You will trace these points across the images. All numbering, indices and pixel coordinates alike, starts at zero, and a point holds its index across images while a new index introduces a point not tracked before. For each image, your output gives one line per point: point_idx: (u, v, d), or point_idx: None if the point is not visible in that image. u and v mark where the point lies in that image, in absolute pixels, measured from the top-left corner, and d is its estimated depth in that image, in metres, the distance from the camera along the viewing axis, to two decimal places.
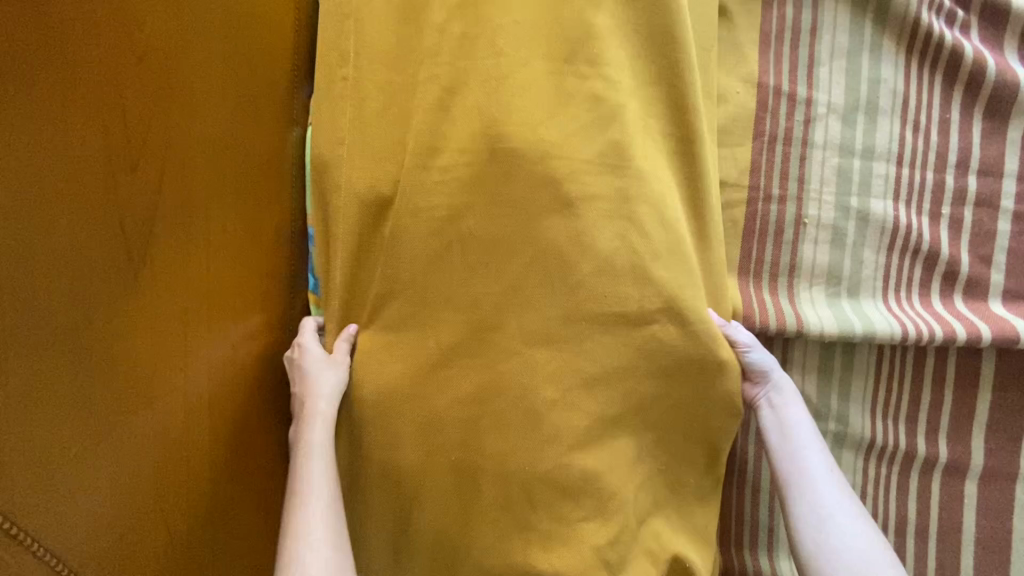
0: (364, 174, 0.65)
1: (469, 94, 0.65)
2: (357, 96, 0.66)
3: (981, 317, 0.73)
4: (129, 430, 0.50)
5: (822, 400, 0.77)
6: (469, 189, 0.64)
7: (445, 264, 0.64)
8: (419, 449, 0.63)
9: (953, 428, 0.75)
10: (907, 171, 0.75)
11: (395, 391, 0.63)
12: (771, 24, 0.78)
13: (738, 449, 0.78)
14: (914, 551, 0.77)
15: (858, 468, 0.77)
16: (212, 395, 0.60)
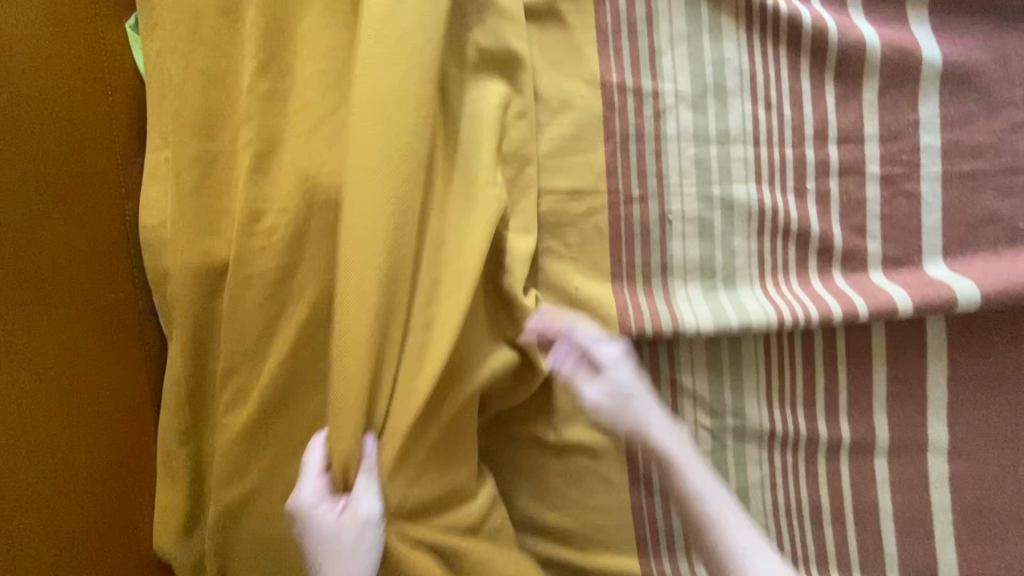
0: (194, 249, 0.64)
1: (285, 152, 0.64)
2: (179, 171, 0.65)
3: (859, 291, 0.69)
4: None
5: (716, 397, 0.75)
6: (297, 248, 0.63)
7: (285, 328, 0.63)
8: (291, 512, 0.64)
9: (853, 408, 0.72)
10: (766, 151, 0.72)
11: (260, 458, 0.64)
12: (607, 19, 0.74)
13: (640, 458, 0.75)
14: (833, 537, 0.74)
15: (763, 459, 0.75)
16: (78, 443, 0.63)
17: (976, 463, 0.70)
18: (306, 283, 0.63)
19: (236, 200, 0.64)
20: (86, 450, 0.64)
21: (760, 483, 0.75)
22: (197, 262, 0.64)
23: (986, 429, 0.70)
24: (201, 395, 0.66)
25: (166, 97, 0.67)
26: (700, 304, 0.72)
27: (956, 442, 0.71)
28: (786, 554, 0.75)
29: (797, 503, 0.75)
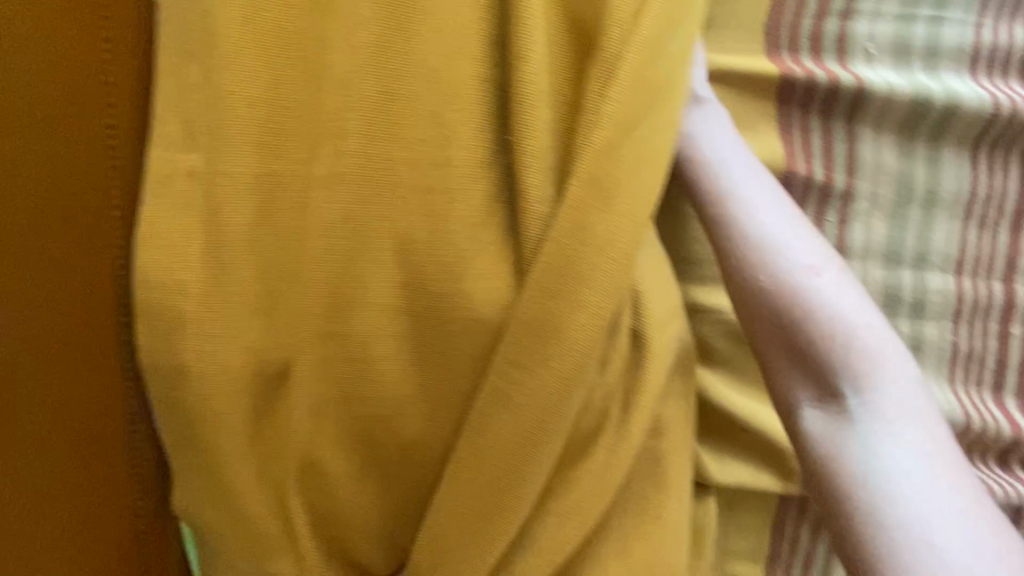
0: (233, 341, 0.38)
1: (400, 209, 0.37)
2: (218, 208, 0.38)
3: None
4: None
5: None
6: (410, 374, 0.38)
7: (377, 478, 0.41)
8: None
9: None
10: (970, 285, 0.54)
11: None
12: (816, 79, 0.53)
13: None
14: None
15: None
16: None
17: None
18: (413, 430, 0.39)
19: (308, 275, 0.38)
20: None
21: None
22: (240, 364, 0.39)
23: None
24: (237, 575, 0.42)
25: (201, 60, 0.38)
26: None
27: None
28: None
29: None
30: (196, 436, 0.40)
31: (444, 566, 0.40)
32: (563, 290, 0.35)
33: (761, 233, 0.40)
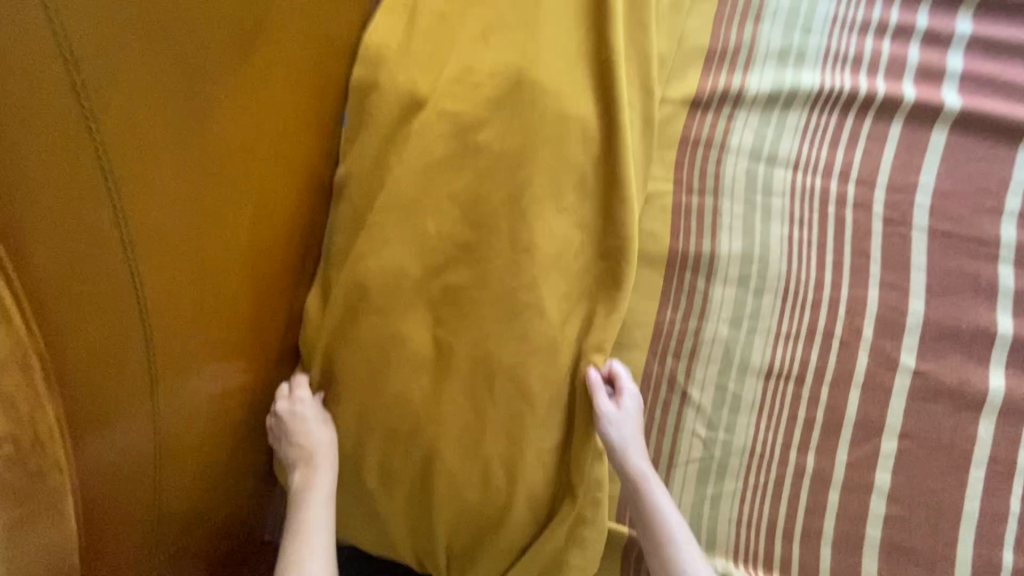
0: (394, 86, 0.78)
1: (494, 40, 0.77)
2: (410, 37, 0.80)
3: (842, 366, 0.86)
4: (231, 325, 0.70)
5: (719, 391, 0.86)
6: (484, 109, 0.75)
7: (451, 169, 0.75)
8: (403, 325, 0.73)
9: (821, 442, 0.86)
10: (801, 177, 0.90)
11: (391, 272, 0.74)
12: (718, 63, 0.94)
13: (658, 412, 0.86)
14: (807, 504, 0.86)
15: (751, 427, 0.86)
16: (274, 295, 0.76)
17: (902, 526, 0.85)
18: (485, 139, 0.75)
19: (441, 66, 0.78)
20: (279, 292, 0.77)
21: (733, 491, 0.86)
22: (394, 99, 0.77)
23: (923, 482, 0.85)
24: (355, 215, 0.77)
25: None
26: (728, 301, 0.87)
27: (896, 490, 0.86)
28: (748, 504, 0.86)
29: (761, 505, 0.86)
30: (375, 141, 0.77)
31: (481, 213, 0.74)
32: (586, 94, 0.77)
33: (623, 435, 0.72)
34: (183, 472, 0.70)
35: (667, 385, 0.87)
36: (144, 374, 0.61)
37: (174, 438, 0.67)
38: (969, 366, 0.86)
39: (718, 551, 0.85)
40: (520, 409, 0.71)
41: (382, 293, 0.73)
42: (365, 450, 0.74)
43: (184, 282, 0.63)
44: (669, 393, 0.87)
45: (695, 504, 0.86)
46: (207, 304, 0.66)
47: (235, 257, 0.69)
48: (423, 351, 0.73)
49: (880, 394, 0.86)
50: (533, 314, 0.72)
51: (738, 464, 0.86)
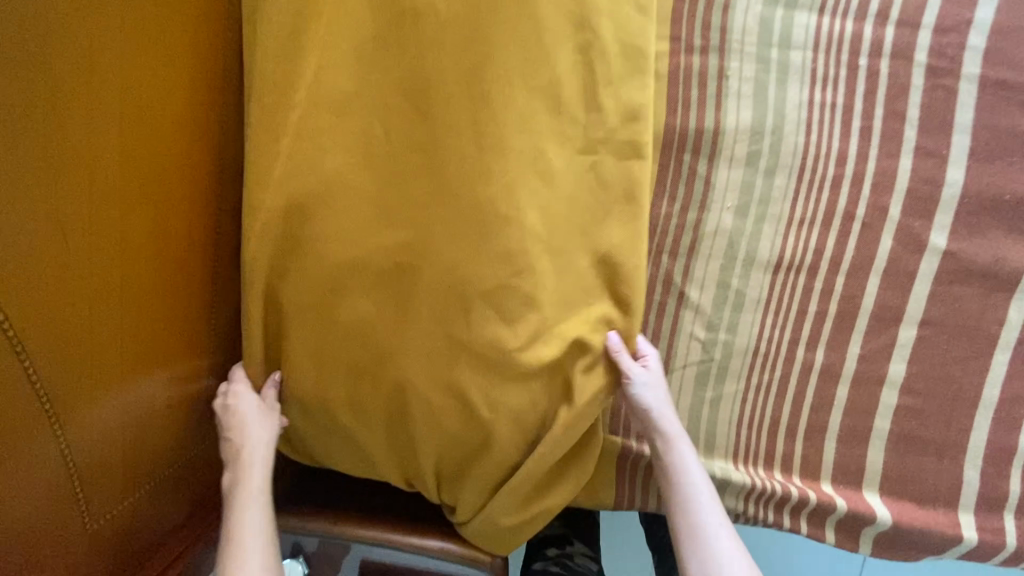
0: None
1: None
2: None
3: (862, 252, 0.76)
4: (143, 328, 0.60)
5: (721, 288, 0.77)
6: None
7: (387, 41, 0.60)
8: (349, 241, 0.62)
9: (833, 336, 0.78)
10: (828, 22, 0.73)
11: (328, 178, 0.60)
12: None
13: (653, 316, 0.78)
14: (813, 401, 0.80)
15: (756, 325, 0.78)
16: (189, 281, 0.64)
17: (913, 416, 0.80)
18: None
19: None
20: (194, 274, 0.65)
21: (734, 392, 0.80)
22: None
23: (941, 371, 0.79)
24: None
25: None
26: (734, 185, 0.75)
27: (910, 380, 0.79)
28: (749, 405, 0.80)
29: (763, 405, 0.80)
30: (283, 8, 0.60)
31: (428, 96, 0.59)
32: None
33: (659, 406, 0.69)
34: (115, 461, 0.61)
35: (663, 287, 0.77)
36: (40, 407, 0.51)
37: (105, 414, 0.58)
38: (1009, 241, 0.75)
39: (719, 457, 0.81)
40: (494, 328, 0.62)
41: (323, 209, 0.61)
42: (333, 384, 0.66)
43: (65, 290, 0.51)
44: (665, 295, 0.78)
45: (694, 409, 0.80)
46: (103, 313, 0.55)
47: (130, 198, 0.55)
48: (379, 271, 0.63)
49: (903, 279, 0.77)
50: (501, 217, 0.60)
51: (740, 365, 0.79)
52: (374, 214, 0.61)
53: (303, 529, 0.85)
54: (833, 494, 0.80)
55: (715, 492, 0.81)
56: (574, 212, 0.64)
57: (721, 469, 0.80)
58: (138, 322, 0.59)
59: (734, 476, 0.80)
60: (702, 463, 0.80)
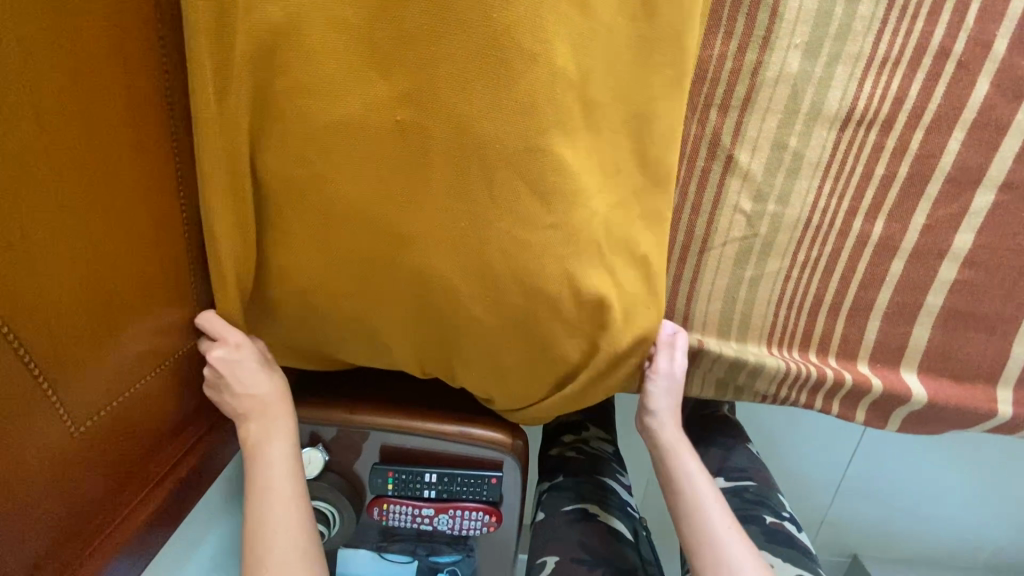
0: None
1: None
2: None
3: (951, 101, 0.63)
4: (122, 270, 0.51)
5: (776, 152, 0.66)
6: None
7: None
8: (334, 97, 0.49)
9: (897, 205, 0.69)
10: None
11: (297, 10, 0.46)
12: None
13: (694, 186, 0.68)
14: (862, 278, 0.73)
15: (810, 196, 0.68)
16: (158, 201, 0.53)
17: (969, 292, 0.74)
18: None
19: None
20: (161, 192, 0.54)
21: (777, 271, 0.72)
22: None
23: (1010, 241, 0.71)
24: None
25: None
26: (806, 15, 0.60)
27: (974, 253, 0.72)
28: (791, 285, 0.73)
29: (807, 284, 0.73)
30: None
31: None
32: None
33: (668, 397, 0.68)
34: (130, 420, 0.55)
35: (708, 150, 0.66)
36: (31, 376, 0.44)
37: (81, 330, 0.48)
38: None
39: (753, 341, 0.76)
40: (517, 202, 0.53)
41: (298, 52, 0.47)
42: (334, 276, 0.57)
43: (14, 241, 0.41)
44: (710, 161, 0.66)
45: (729, 289, 0.74)
46: (67, 262, 0.46)
47: (54, 74, 0.42)
48: (374, 135, 0.51)
49: (992, 134, 0.65)
50: (525, 56, 0.48)
51: (786, 241, 0.70)
52: (364, 61, 0.48)
53: (319, 419, 0.82)
54: (869, 374, 0.77)
55: (746, 378, 0.77)
56: (612, 50, 0.51)
57: (754, 356, 0.75)
58: (110, 263, 0.50)
59: (769, 362, 0.75)
60: (734, 349, 0.75)
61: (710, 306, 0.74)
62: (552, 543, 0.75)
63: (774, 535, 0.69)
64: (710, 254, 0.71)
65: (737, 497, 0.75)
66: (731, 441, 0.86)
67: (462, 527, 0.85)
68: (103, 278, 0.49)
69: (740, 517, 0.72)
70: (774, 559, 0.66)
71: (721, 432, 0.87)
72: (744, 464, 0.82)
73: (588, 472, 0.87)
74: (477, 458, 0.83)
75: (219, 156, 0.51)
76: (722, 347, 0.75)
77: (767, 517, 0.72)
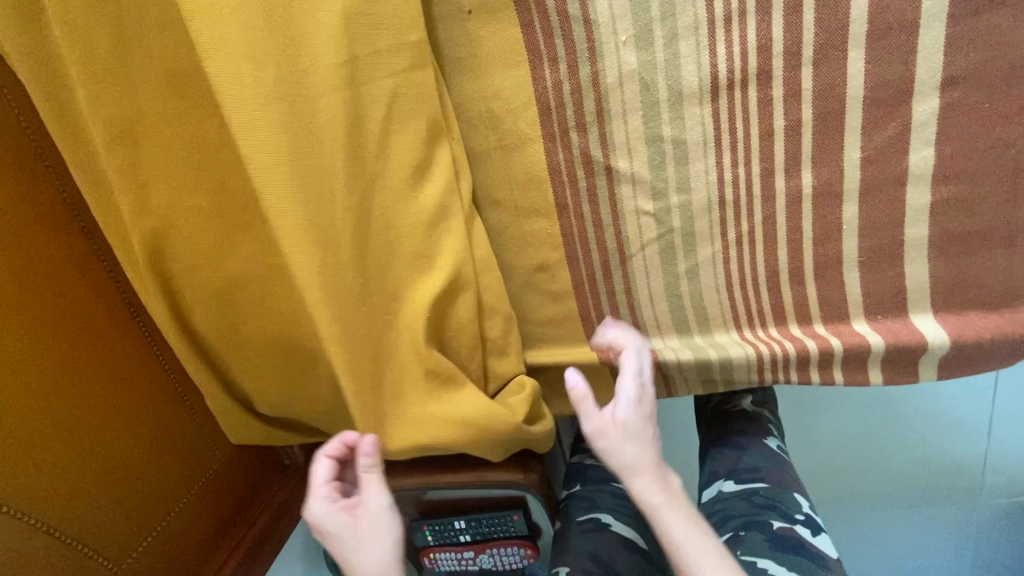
0: None
1: None
2: None
3: (827, 24, 0.55)
4: (128, 445, 0.67)
5: (653, 148, 0.62)
6: None
7: (141, 44, 0.52)
8: (226, 262, 0.61)
9: (818, 149, 0.61)
10: None
11: (173, 214, 0.59)
12: None
13: (586, 206, 0.67)
14: (814, 235, 0.65)
15: (711, 175, 0.63)
16: (143, 382, 0.69)
17: (961, 210, 0.61)
18: None
19: None
20: (142, 374, 0.69)
21: (711, 258, 0.67)
22: None
23: (989, 139, 0.58)
24: (85, 159, 0.58)
25: None
26: (623, 11, 0.57)
27: (946, 167, 0.60)
28: (735, 267, 0.68)
29: (752, 260, 0.67)
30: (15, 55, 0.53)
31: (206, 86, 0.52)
32: None
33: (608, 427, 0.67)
34: (173, 550, 0.72)
35: (585, 169, 0.65)
36: (71, 548, 0.61)
37: (105, 501, 0.65)
38: None
39: (720, 333, 0.71)
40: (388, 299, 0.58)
41: (184, 241, 0.60)
42: (291, 387, 0.70)
43: (35, 463, 0.58)
44: (591, 180, 0.65)
45: (669, 292, 0.70)
46: (82, 458, 0.62)
47: (30, 335, 0.58)
48: (261, 281, 0.61)
49: (898, 36, 0.55)
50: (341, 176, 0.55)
51: (706, 226, 0.66)
52: (234, 228, 0.60)
53: None
54: (866, 332, 0.67)
55: (721, 373, 0.72)
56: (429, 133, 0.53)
57: (717, 350, 0.70)
58: (117, 444, 0.66)
59: (733, 351, 0.69)
60: (694, 351, 0.71)
61: (656, 311, 0.71)
62: (567, 556, 0.77)
63: (780, 542, 0.67)
64: (631, 264, 0.69)
65: (745, 501, 0.73)
66: (746, 439, 0.82)
67: (505, 562, 0.91)
68: (101, 451, 0.64)
69: (746, 522, 0.71)
70: (776, 568, 0.64)
71: (738, 427, 0.83)
72: (758, 463, 0.78)
73: (606, 481, 0.88)
74: (498, 497, 0.88)
75: (173, 334, 0.65)
76: (682, 348, 0.71)
77: (775, 521, 0.70)
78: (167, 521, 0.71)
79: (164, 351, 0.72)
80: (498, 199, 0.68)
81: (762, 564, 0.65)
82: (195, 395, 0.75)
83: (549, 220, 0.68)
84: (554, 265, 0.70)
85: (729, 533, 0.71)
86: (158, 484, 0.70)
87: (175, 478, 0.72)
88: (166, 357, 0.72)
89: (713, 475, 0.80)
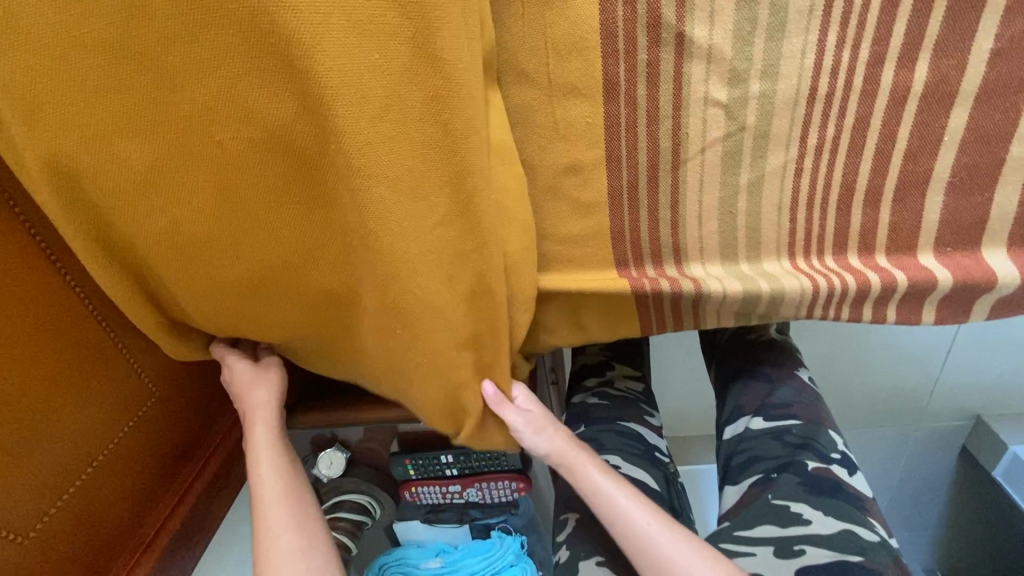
0: None
1: None
2: None
3: None
4: (26, 382, 0.51)
5: (744, 11, 0.48)
6: None
7: None
8: (145, 134, 0.42)
9: (944, 32, 0.48)
10: None
11: (56, 47, 0.39)
12: None
13: (643, 89, 0.51)
14: (907, 147, 0.53)
15: (808, 58, 0.49)
16: (39, 300, 0.52)
17: None
18: None
19: None
20: (37, 289, 0.52)
21: (781, 169, 0.55)
22: None
23: None
24: None
25: None
26: None
27: None
28: (805, 182, 0.56)
29: (827, 174, 0.55)
30: None
31: None
32: None
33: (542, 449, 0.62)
34: (100, 503, 0.60)
35: (649, 36, 0.49)
36: None
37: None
38: None
39: (770, 261, 0.61)
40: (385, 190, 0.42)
41: (78, 96, 0.41)
42: (249, 306, 0.54)
43: None
44: (654, 52, 0.50)
45: (723, 208, 0.58)
46: None
47: None
48: (204, 159, 0.43)
49: None
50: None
51: (785, 127, 0.53)
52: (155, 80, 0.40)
53: (326, 423, 0.82)
54: (933, 266, 0.59)
55: (765, 307, 0.62)
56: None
57: (769, 281, 0.60)
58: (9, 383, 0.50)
59: (787, 283, 0.59)
60: (743, 281, 0.60)
61: (703, 231, 0.59)
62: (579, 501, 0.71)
63: (816, 484, 0.60)
64: (685, 169, 0.55)
65: (777, 441, 0.66)
66: (777, 375, 0.75)
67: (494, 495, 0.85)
68: None
69: (778, 463, 0.64)
70: (812, 512, 0.57)
71: (764, 360, 0.76)
72: (789, 399, 0.71)
73: (612, 420, 0.80)
74: None
75: (75, 227, 0.47)
76: (727, 276, 0.61)
77: (810, 462, 0.63)
78: (91, 472, 0.58)
79: (66, 258, 0.54)
80: (529, 71, 0.52)
81: (797, 509, 0.58)
82: (117, 316, 0.59)
83: (591, 105, 0.53)
84: (590, 167, 0.56)
85: (756, 474, 0.64)
86: (71, 430, 0.56)
87: (94, 423, 0.58)
88: (70, 266, 0.54)
89: (738, 412, 0.73)
